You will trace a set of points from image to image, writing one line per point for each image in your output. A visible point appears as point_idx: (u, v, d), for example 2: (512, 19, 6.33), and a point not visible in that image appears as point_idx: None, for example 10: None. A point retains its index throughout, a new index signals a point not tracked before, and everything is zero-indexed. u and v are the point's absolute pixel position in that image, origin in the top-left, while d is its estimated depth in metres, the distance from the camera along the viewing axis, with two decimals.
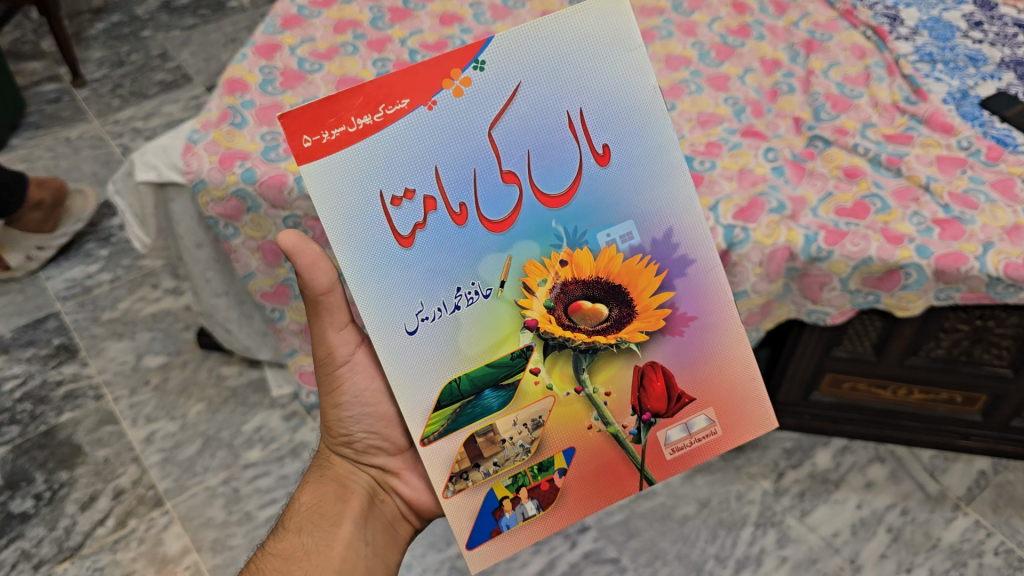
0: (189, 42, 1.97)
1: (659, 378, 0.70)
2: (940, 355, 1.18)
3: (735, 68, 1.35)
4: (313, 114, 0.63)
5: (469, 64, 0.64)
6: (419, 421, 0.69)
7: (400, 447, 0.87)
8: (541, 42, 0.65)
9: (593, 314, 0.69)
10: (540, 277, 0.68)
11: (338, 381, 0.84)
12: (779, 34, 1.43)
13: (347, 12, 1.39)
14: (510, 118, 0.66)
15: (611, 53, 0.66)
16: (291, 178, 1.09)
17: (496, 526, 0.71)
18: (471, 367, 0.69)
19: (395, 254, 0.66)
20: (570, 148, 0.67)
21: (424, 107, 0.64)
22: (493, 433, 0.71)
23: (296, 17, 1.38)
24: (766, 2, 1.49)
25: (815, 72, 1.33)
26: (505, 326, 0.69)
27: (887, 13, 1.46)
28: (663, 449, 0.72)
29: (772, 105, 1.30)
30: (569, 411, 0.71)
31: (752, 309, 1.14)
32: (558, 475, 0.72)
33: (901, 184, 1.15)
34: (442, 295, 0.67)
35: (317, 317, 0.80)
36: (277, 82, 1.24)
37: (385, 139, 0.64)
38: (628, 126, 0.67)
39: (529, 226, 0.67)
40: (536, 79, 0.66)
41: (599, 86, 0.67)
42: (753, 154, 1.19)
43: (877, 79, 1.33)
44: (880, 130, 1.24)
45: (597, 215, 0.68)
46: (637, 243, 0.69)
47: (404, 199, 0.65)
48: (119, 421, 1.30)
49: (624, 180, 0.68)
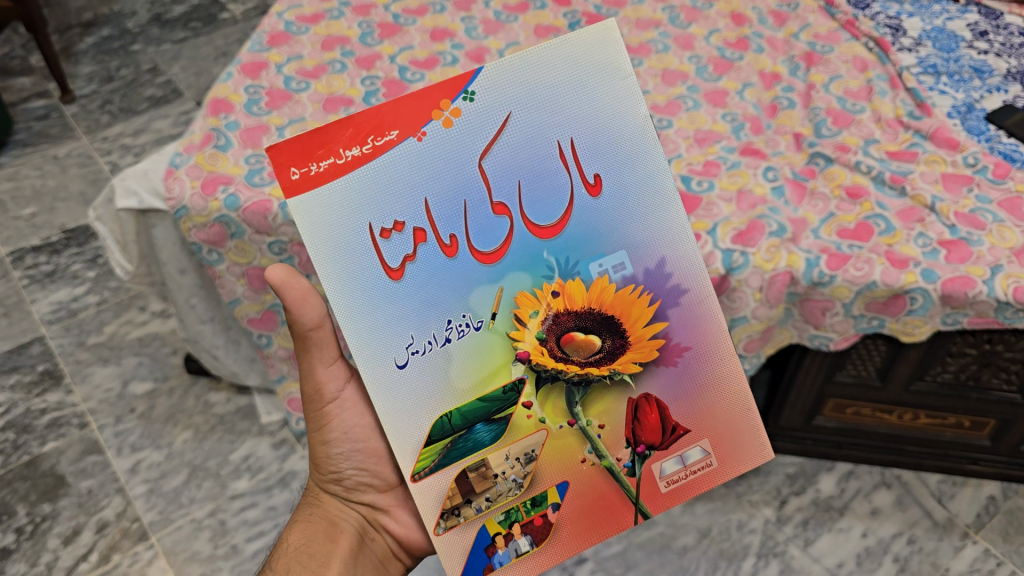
0: (179, 56, 1.94)
1: (653, 411, 0.68)
2: (947, 380, 1.15)
3: (734, 82, 1.31)
4: (299, 146, 0.61)
5: (458, 95, 0.62)
6: (410, 455, 0.65)
7: (390, 484, 0.84)
8: (531, 73, 0.63)
9: (585, 345, 0.66)
10: (532, 309, 0.65)
11: (327, 418, 0.82)
12: (778, 45, 1.39)
13: (335, 29, 1.36)
14: (501, 149, 0.64)
15: (602, 83, 0.64)
16: (276, 204, 1.06)
17: (489, 563, 0.67)
18: (464, 401, 0.65)
19: (386, 288, 0.64)
20: (560, 178, 0.65)
21: (413, 139, 0.62)
22: (484, 467, 0.67)
23: (283, 34, 1.34)
24: (765, 14, 1.45)
25: (815, 87, 1.30)
26: (497, 358, 0.66)
27: (889, 24, 1.43)
28: (657, 482, 0.68)
29: (771, 121, 1.26)
30: (562, 444, 0.68)
31: (752, 335, 1.09)
32: (551, 510, 0.68)
33: (905, 204, 1.12)
34: (434, 327, 0.64)
35: (306, 351, 0.79)
36: (263, 102, 1.21)
37: (374, 170, 0.62)
38: (619, 154, 0.65)
39: (520, 258, 0.65)
40: (526, 109, 0.64)
41: (590, 115, 0.65)
42: (752, 173, 1.15)
43: (879, 93, 1.29)
44: (883, 147, 1.20)
45: (589, 244, 0.65)
46: (629, 273, 0.66)
47: (393, 231, 0.63)
48: (104, 450, 1.26)
49: (616, 209, 0.66)
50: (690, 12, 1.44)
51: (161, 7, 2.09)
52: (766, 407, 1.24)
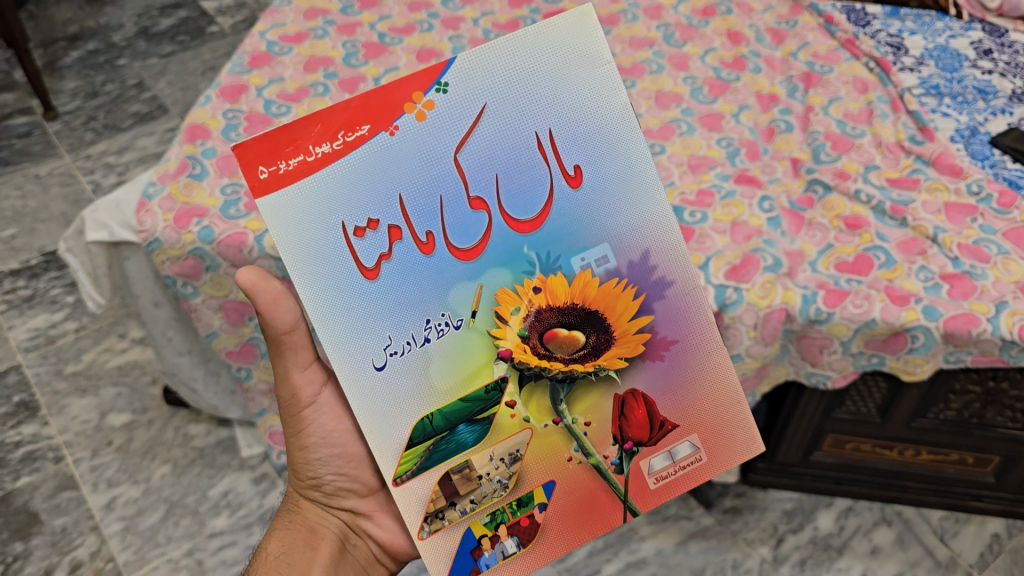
0: (166, 71, 1.91)
1: (640, 406, 0.64)
2: (950, 417, 1.10)
3: (730, 105, 1.27)
4: (266, 143, 0.57)
5: (432, 87, 0.59)
6: (391, 458, 0.62)
7: (371, 488, 0.80)
8: (507, 61, 0.59)
9: (568, 341, 0.63)
10: (513, 306, 0.62)
11: (304, 423, 0.78)
12: (776, 65, 1.35)
13: (319, 49, 1.31)
14: (477, 141, 0.60)
15: (582, 70, 0.61)
16: (252, 237, 1.03)
17: (475, 565, 0.65)
18: (444, 402, 0.62)
19: (361, 287, 0.60)
20: (538, 170, 0.61)
21: (385, 134, 0.59)
22: (468, 469, 0.64)
23: (265, 54, 1.30)
24: (763, 32, 1.41)
25: (814, 109, 1.25)
26: (478, 357, 0.63)
27: (891, 42, 1.39)
28: (646, 478, 0.65)
29: (767, 145, 1.22)
30: (547, 443, 0.64)
31: (747, 374, 1.05)
32: (539, 510, 0.65)
33: (907, 235, 1.07)
34: (412, 327, 0.61)
35: (280, 355, 0.75)
36: (242, 128, 1.17)
37: (344, 167, 0.59)
38: (601, 143, 0.61)
39: (499, 253, 0.61)
40: (502, 100, 0.60)
41: (570, 104, 0.61)
42: (747, 204, 1.11)
43: (880, 116, 1.24)
44: (884, 174, 1.16)
45: (569, 237, 0.62)
46: (612, 266, 0.62)
47: (367, 229, 0.59)
48: (79, 486, 1.23)
49: (599, 201, 0.62)
50: (686, 30, 1.40)
51: (148, 20, 2.05)
52: (764, 443, 1.20)
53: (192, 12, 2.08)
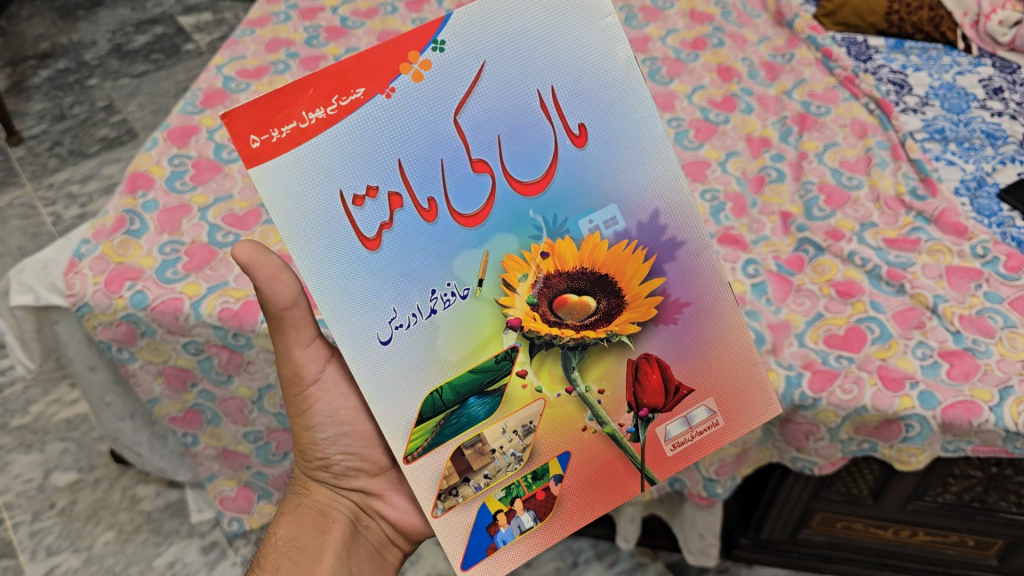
0: (137, 92, 1.82)
1: (654, 370, 0.58)
2: (949, 500, 1.01)
3: (717, 151, 1.18)
4: (253, 109, 0.50)
5: (427, 45, 0.52)
6: (401, 435, 0.55)
7: (381, 467, 0.73)
8: (504, 16, 0.53)
9: (579, 307, 0.57)
10: (520, 272, 0.56)
11: (308, 402, 0.70)
12: (770, 104, 1.26)
13: (278, 84, 1.22)
14: (478, 101, 0.54)
15: (582, 22, 0.54)
16: (188, 303, 0.95)
17: (491, 543, 0.58)
18: (452, 374, 0.56)
19: (360, 258, 0.54)
20: (541, 130, 0.55)
21: (381, 96, 0.52)
22: (480, 442, 0.57)
23: (220, 91, 1.21)
24: (757, 66, 1.32)
25: (807, 156, 1.16)
26: (487, 327, 0.56)
27: (894, 79, 1.29)
28: (662, 446, 0.60)
29: (756, 196, 1.13)
30: (562, 413, 0.58)
31: (725, 459, 0.93)
32: (553, 483, 0.59)
33: (904, 304, 0.98)
34: (415, 300, 0.54)
35: (281, 334, 0.66)
36: (187, 176, 1.09)
37: (341, 133, 0.52)
38: (605, 99, 0.55)
39: (503, 217, 0.55)
40: (502, 56, 0.54)
41: (572, 60, 0.55)
42: (730, 268, 1.02)
43: (879, 165, 1.14)
44: (880, 232, 1.07)
45: (577, 198, 0.56)
46: (622, 228, 0.57)
47: (366, 197, 0.53)
48: (16, 553, 1.16)
49: (608, 159, 0.56)
50: (673, 65, 1.30)
51: (123, 37, 1.96)
52: (749, 518, 1.11)
53: (169, 28, 1.98)
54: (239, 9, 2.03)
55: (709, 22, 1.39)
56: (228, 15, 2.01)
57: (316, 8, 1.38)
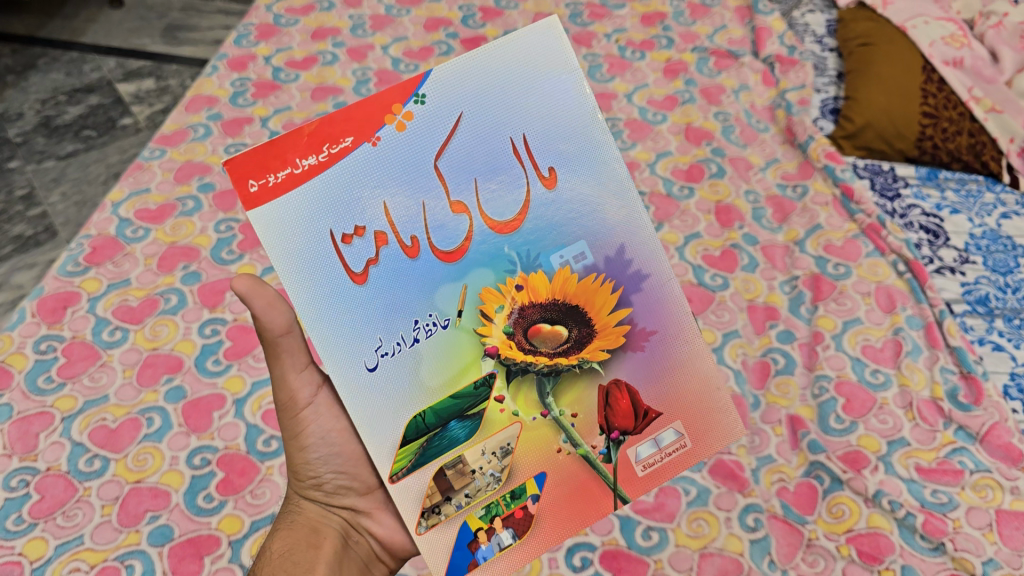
0: (62, 178, 1.60)
1: (624, 395, 0.51)
2: None
3: (712, 331, 0.96)
4: (251, 150, 0.45)
5: (410, 97, 0.47)
6: (385, 453, 0.48)
7: (371, 486, 0.62)
8: (486, 68, 0.48)
9: (551, 336, 0.50)
10: (496, 303, 0.50)
11: (301, 425, 0.59)
12: (776, 257, 1.04)
13: (183, 232, 1.00)
14: (459, 147, 0.48)
15: (562, 77, 0.49)
16: (29, 566, 0.73)
17: (472, 560, 0.49)
18: (435, 399, 0.49)
19: (346, 294, 0.48)
20: (514, 174, 0.49)
21: (368, 144, 0.47)
22: (461, 463, 0.50)
23: (111, 240, 0.99)
24: (763, 203, 1.11)
25: (822, 338, 0.95)
26: (465, 352, 0.49)
27: (927, 224, 1.08)
28: (633, 467, 0.51)
29: (758, 393, 0.91)
30: (539, 436, 0.51)
31: None
32: (532, 502, 0.50)
33: (945, 569, 0.77)
34: (399, 329, 0.48)
35: (273, 359, 0.57)
36: (55, 370, 0.86)
37: (336, 181, 0.47)
38: (577, 143, 0.50)
39: (482, 253, 0.49)
40: (485, 107, 0.48)
41: (553, 112, 0.49)
42: (723, 516, 0.81)
43: (910, 356, 0.93)
44: (913, 455, 0.85)
45: (550, 232, 0.50)
46: (595, 262, 0.51)
47: (353, 236, 0.47)
48: None
49: (581, 198, 0.50)
50: (663, 203, 1.08)
51: (53, 108, 1.73)
52: None
53: (105, 98, 1.75)
54: (186, 75, 1.82)
55: (707, 141, 1.17)
56: (173, 82, 1.80)
57: (243, 119, 1.15)
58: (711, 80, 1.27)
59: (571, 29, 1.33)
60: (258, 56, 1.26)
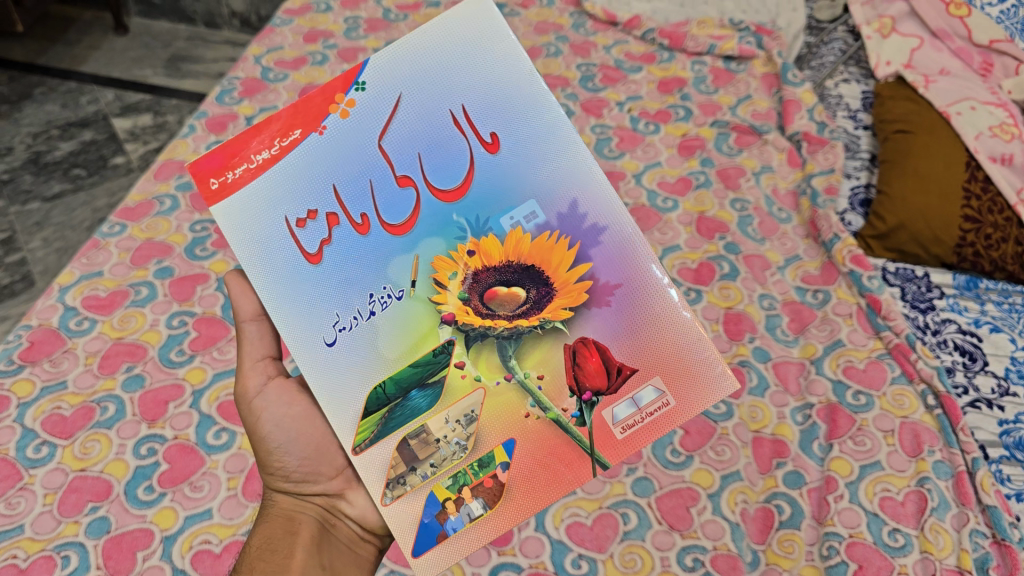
0: (46, 222, 1.52)
1: (592, 354, 0.49)
2: None
3: (709, 473, 0.85)
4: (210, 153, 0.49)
5: (349, 86, 0.50)
6: (347, 425, 0.49)
7: (338, 468, 0.61)
8: (415, 51, 0.50)
9: (509, 299, 0.50)
10: (449, 270, 0.50)
11: (255, 415, 0.62)
12: (789, 376, 0.93)
13: (133, 327, 0.92)
14: (400, 126, 0.50)
15: (495, 44, 0.51)
16: None
17: (440, 531, 0.48)
18: (394, 369, 0.49)
19: (304, 274, 0.50)
20: (457, 145, 0.51)
21: (316, 134, 0.50)
22: (425, 432, 0.50)
23: (53, 334, 0.90)
24: (779, 308, 0.99)
25: (835, 485, 0.83)
26: (422, 321, 0.50)
27: (963, 345, 0.96)
28: (610, 429, 0.49)
29: (758, 550, 0.80)
30: (504, 403, 0.50)
31: None
32: (501, 471, 0.49)
33: None
34: (354, 302, 0.50)
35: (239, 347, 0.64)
36: None
37: (289, 170, 0.50)
38: (518, 106, 0.51)
39: (432, 222, 0.50)
40: (420, 87, 0.50)
41: (488, 80, 0.51)
42: None
43: (936, 514, 0.81)
44: None
45: (495, 198, 0.51)
46: (543, 220, 0.50)
47: (307, 219, 0.50)
48: None
49: (521, 163, 0.51)
50: None
51: (44, 143, 1.65)
52: None
53: (99, 133, 1.68)
54: (184, 111, 1.75)
55: (720, 235, 1.06)
56: (170, 118, 1.73)
57: None
58: (730, 159, 1.16)
59: (581, 96, 1.22)
60: (239, 115, 1.16)
